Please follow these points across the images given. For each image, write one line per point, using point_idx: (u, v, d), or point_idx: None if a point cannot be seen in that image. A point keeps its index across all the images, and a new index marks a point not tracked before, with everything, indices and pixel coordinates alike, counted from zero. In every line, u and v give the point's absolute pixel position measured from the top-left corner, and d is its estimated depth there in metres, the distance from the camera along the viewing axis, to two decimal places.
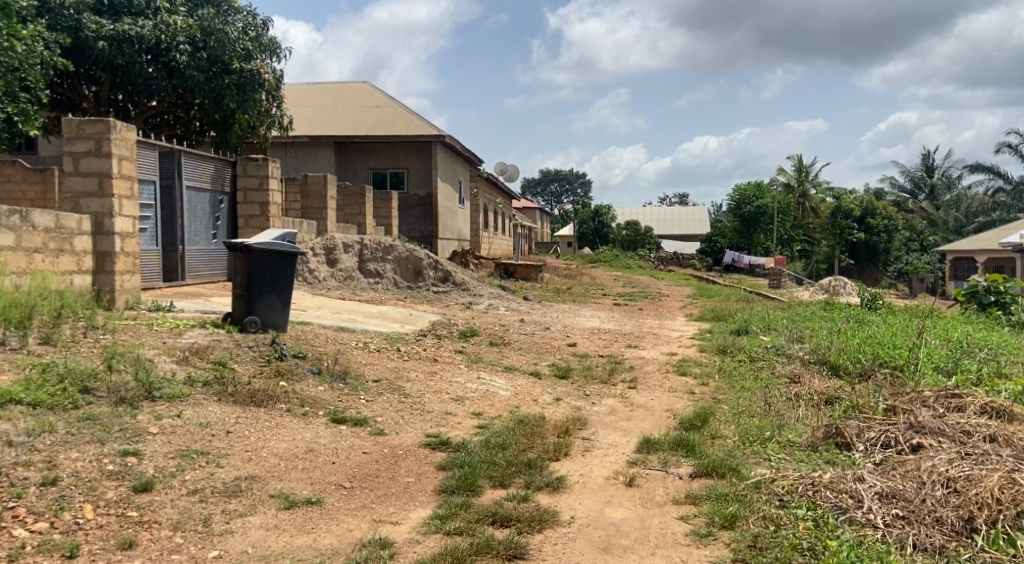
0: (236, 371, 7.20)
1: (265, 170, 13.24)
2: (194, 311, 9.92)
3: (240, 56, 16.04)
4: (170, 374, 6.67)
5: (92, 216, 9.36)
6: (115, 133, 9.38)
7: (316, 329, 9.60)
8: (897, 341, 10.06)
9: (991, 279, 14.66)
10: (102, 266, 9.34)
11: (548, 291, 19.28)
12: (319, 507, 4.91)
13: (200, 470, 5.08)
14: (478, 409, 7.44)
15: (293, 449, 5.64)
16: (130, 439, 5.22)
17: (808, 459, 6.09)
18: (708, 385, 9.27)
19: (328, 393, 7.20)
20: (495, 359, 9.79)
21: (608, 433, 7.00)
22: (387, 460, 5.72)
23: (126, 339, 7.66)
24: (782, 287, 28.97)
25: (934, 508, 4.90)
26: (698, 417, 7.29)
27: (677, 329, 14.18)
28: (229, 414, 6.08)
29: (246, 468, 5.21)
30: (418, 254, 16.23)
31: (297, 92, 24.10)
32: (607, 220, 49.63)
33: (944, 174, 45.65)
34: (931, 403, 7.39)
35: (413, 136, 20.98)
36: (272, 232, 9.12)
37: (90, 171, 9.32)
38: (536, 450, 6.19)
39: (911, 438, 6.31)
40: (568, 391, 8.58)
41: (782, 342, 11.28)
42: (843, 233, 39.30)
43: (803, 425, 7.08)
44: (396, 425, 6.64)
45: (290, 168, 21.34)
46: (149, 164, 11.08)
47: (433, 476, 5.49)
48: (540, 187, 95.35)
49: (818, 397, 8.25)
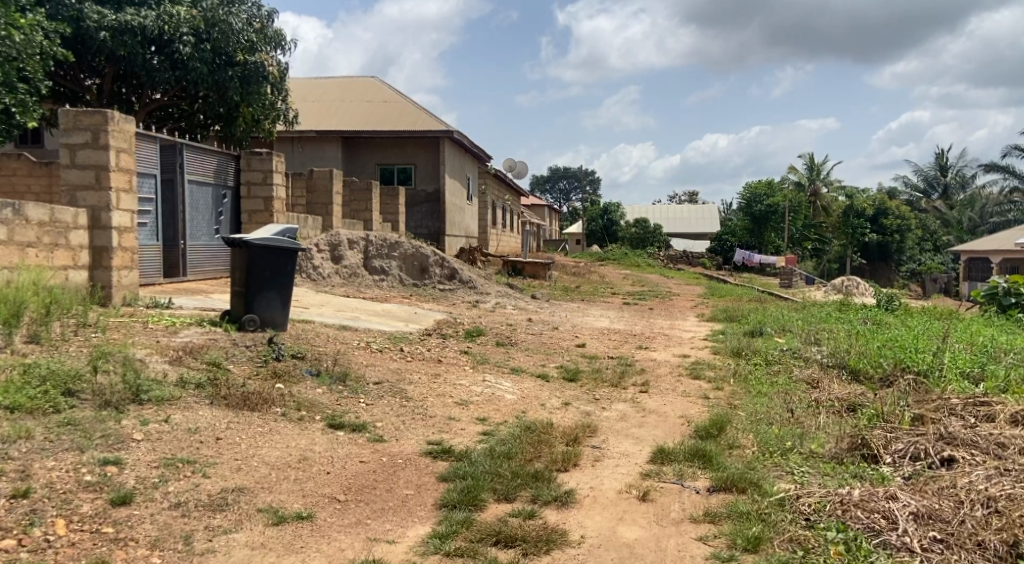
0: (231, 372, 6.90)
1: (269, 164, 12.91)
2: (193, 308, 9.62)
3: (245, 47, 15.72)
4: (160, 376, 6.34)
5: (88, 209, 9.05)
6: (113, 124, 9.07)
7: (318, 328, 9.30)
8: (920, 345, 9.70)
9: (1013, 280, 14.31)
10: (98, 261, 9.03)
11: (557, 289, 18.98)
12: (310, 524, 4.58)
13: (184, 481, 4.76)
14: (483, 414, 7.11)
15: (286, 458, 5.32)
16: (112, 447, 4.91)
17: (834, 473, 5.74)
18: (724, 390, 8.91)
19: (327, 396, 6.89)
20: (502, 360, 9.45)
21: (619, 441, 6.66)
22: (385, 470, 5.39)
23: (117, 338, 7.35)
24: (793, 286, 28.59)
25: (975, 532, 4.58)
26: (715, 425, 6.94)
27: (690, 330, 13.82)
28: (221, 419, 5.76)
29: (233, 479, 4.88)
30: (424, 251, 15.88)
31: (303, 86, 23.77)
32: (615, 218, 49.24)
33: (958, 173, 44.62)
34: (959, 411, 7.12)
35: (421, 131, 20.66)
36: (274, 227, 8.78)
37: (86, 163, 9.01)
38: (544, 460, 5.85)
39: (942, 451, 5.98)
40: (577, 395, 8.24)
41: (799, 345, 10.92)
42: (856, 233, 38.82)
43: (825, 435, 6.73)
44: (396, 431, 6.32)
45: (296, 163, 21.05)
46: (150, 157, 10.74)
47: (434, 489, 5.16)
48: (549, 184, 94.99)
49: (840, 404, 7.92)
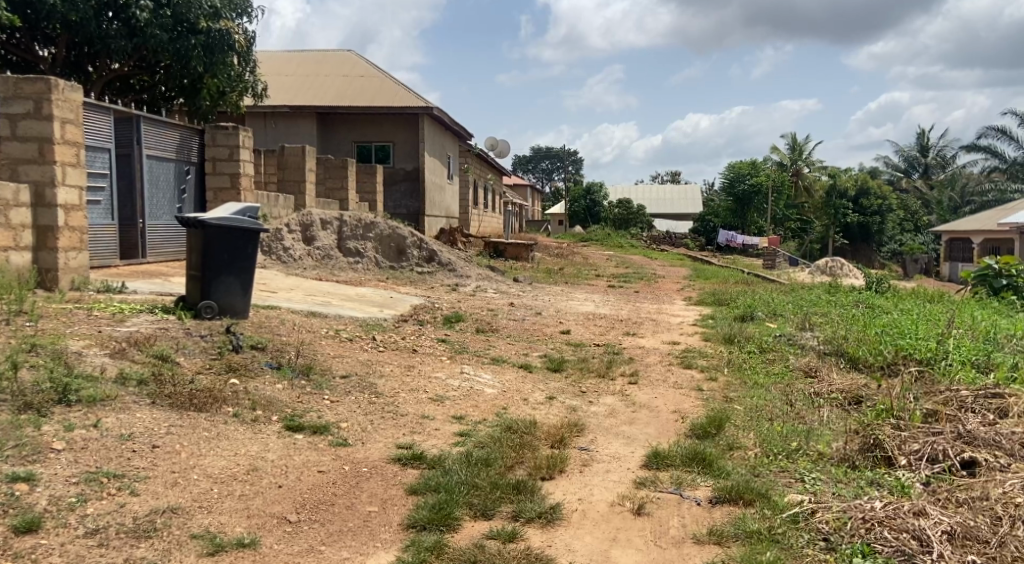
0: (179, 367, 6.22)
1: (235, 140, 12.15)
2: (149, 293, 8.89)
3: (208, 14, 14.79)
4: (97, 370, 5.66)
5: (31, 185, 8.29)
6: (57, 92, 8.33)
7: (284, 315, 8.60)
8: (921, 331, 9.12)
9: (1004, 261, 13.78)
10: (42, 242, 8.28)
11: (539, 271, 18.34)
12: (252, 553, 3.95)
13: (107, 500, 4.11)
14: (460, 412, 6.48)
15: (232, 469, 4.65)
16: (25, 459, 4.26)
17: (848, 480, 5.14)
18: (718, 380, 8.32)
19: (286, 392, 6.23)
20: (482, 349, 8.81)
21: (609, 441, 6.05)
22: (346, 481, 4.75)
23: (52, 328, 6.63)
24: (775, 268, 28.01)
25: (1021, 556, 4.01)
26: (713, 422, 6.30)
27: (678, 315, 13.21)
28: (161, 422, 5.10)
29: (166, 497, 4.23)
30: (401, 231, 15.09)
31: (276, 60, 22.96)
32: (598, 198, 48.62)
33: (939, 153, 44.47)
34: (971, 405, 6.54)
35: (399, 108, 19.87)
36: (232, 206, 8.08)
37: (29, 135, 8.28)
38: (526, 466, 5.21)
39: (962, 452, 5.42)
40: (562, 388, 7.64)
41: (792, 331, 10.36)
42: (838, 213, 38.36)
43: (832, 433, 6.14)
44: (363, 433, 5.68)
45: (269, 140, 20.24)
46: (104, 130, 9.96)
47: (401, 504, 4.53)
48: (531, 164, 94.23)
49: (843, 396, 7.34)
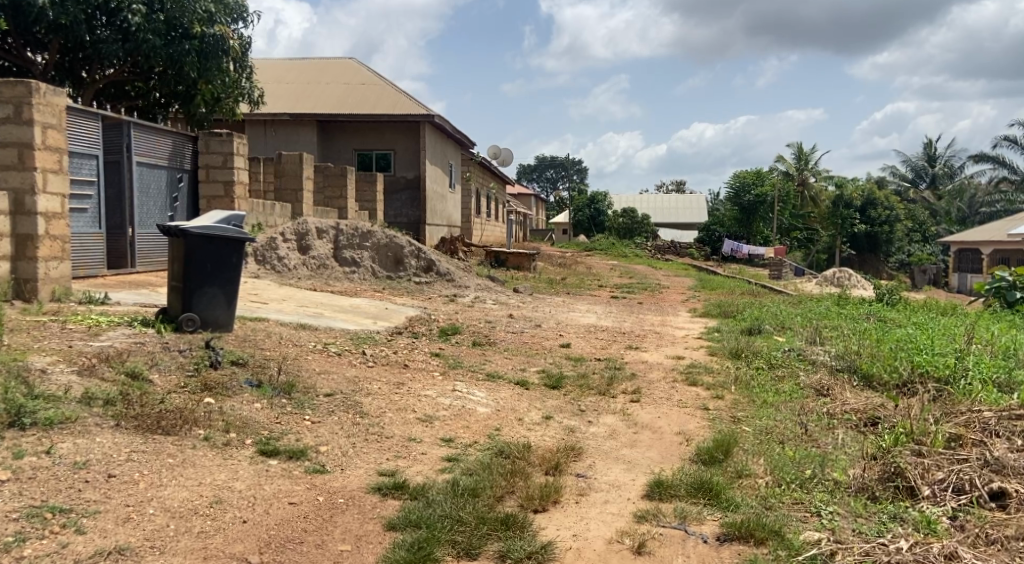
0: (152, 386, 5.82)
1: (229, 147, 11.80)
2: (133, 304, 8.50)
3: (202, 19, 14.45)
4: (60, 390, 5.26)
5: (10, 193, 7.91)
6: (37, 96, 7.96)
7: (271, 327, 8.21)
8: (938, 347, 8.65)
9: (1020, 273, 13.28)
10: (21, 251, 7.90)
11: (541, 281, 17.93)
12: None
13: (48, 540, 3.82)
14: (450, 434, 6.08)
15: (194, 501, 4.29)
16: None
17: (868, 514, 4.72)
18: (725, 398, 7.89)
19: (264, 413, 5.83)
20: (477, 364, 8.40)
21: (609, 467, 5.63)
22: (320, 515, 4.37)
23: (20, 342, 6.26)
24: (781, 278, 27.54)
25: None
26: (720, 447, 5.87)
27: (683, 327, 12.79)
28: (124, 448, 4.71)
29: (115, 535, 3.92)
30: (398, 240, 14.70)
31: (277, 67, 22.62)
32: (602, 207, 48.15)
33: (947, 162, 44.07)
34: (995, 428, 6.11)
35: (400, 115, 19.53)
36: (218, 214, 7.68)
37: (7, 140, 7.89)
38: (518, 496, 4.81)
39: (990, 482, 5.00)
40: (560, 406, 7.22)
41: (802, 345, 9.92)
42: (845, 224, 37.34)
43: (847, 458, 5.71)
44: (343, 458, 5.29)
45: (268, 147, 19.86)
46: (92, 136, 9.59)
47: (376, 541, 4.17)
48: (537, 173, 94.06)
49: (858, 417, 6.92)
